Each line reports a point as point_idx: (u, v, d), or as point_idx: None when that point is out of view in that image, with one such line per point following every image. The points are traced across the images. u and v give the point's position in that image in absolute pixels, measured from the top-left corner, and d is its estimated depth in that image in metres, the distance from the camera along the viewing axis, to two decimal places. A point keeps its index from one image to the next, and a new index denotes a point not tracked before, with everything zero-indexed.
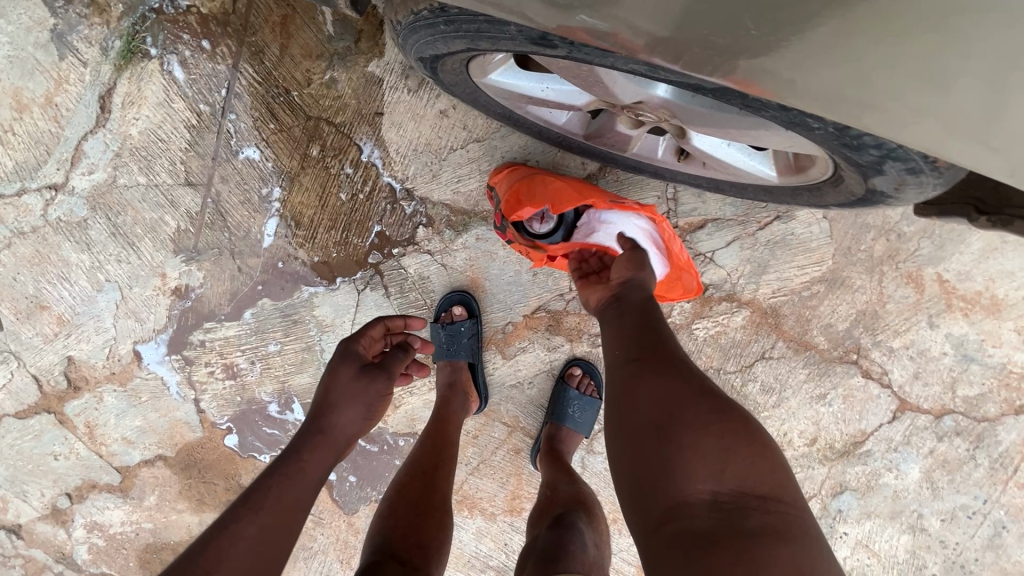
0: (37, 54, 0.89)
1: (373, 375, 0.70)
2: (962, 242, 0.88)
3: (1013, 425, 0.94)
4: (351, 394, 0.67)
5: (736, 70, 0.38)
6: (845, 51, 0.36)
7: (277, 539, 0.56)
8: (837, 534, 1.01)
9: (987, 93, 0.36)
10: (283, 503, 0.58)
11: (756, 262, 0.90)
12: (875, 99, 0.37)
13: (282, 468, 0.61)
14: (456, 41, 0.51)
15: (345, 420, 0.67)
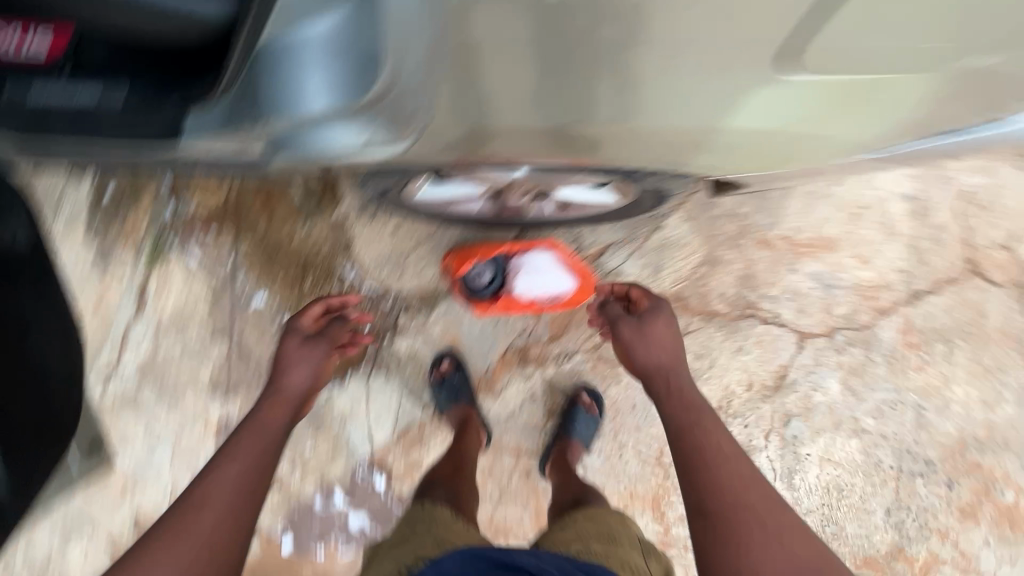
0: (86, 275, 1.18)
1: (315, 344, 0.90)
2: (785, 207, 1.21)
3: (886, 324, 1.22)
4: (298, 358, 0.87)
5: (573, 154, 0.61)
6: (638, 137, 0.58)
7: (254, 470, 0.73)
8: (803, 457, 1.21)
9: (724, 144, 0.61)
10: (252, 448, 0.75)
11: (651, 264, 1.20)
12: (662, 149, 0.61)
13: (248, 423, 0.79)
14: (388, 178, 0.78)
15: (296, 377, 0.86)
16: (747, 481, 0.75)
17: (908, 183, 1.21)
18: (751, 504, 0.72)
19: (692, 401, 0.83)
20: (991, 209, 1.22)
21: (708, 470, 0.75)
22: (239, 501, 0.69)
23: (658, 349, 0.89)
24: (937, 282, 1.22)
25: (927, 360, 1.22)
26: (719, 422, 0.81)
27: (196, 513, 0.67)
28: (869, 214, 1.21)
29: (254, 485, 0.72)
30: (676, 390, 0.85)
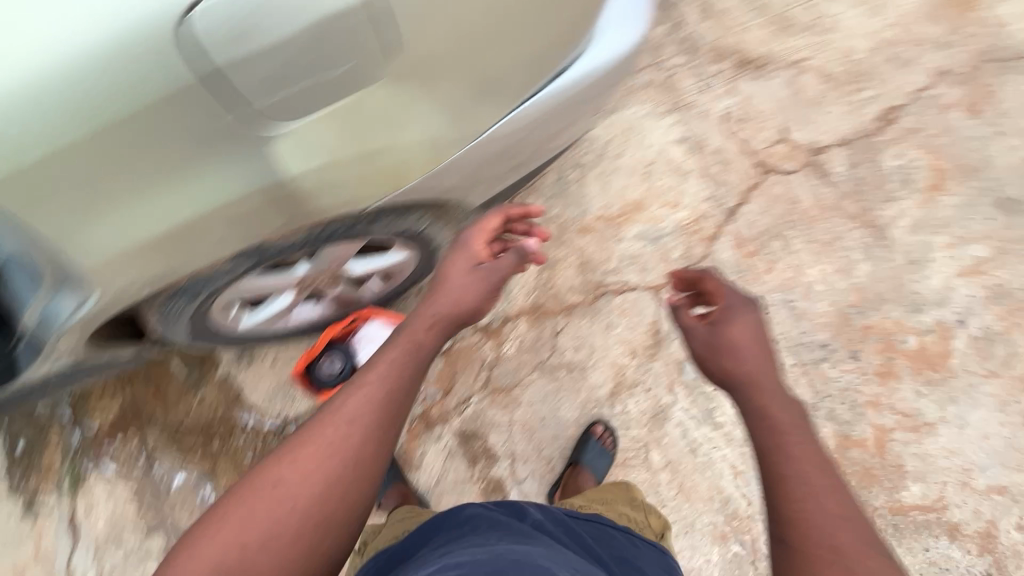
0: (18, 529, 1.25)
1: (483, 271, 0.86)
2: (587, 193, 1.35)
3: (720, 246, 1.32)
4: (465, 282, 0.84)
5: (303, 211, 0.73)
6: (326, 176, 0.71)
7: (398, 402, 0.71)
8: (714, 394, 1.25)
9: (388, 153, 0.72)
10: (398, 369, 0.72)
11: (500, 290, 1.31)
12: (360, 175, 0.73)
13: (401, 335, 0.77)
14: (179, 325, 0.89)
15: (455, 297, 0.82)
16: (838, 521, 0.62)
17: (676, 129, 1.38)
18: (839, 545, 0.60)
19: (773, 421, 0.70)
20: (754, 117, 1.38)
21: (791, 505, 0.63)
22: (370, 431, 0.68)
23: (744, 349, 0.77)
24: (743, 193, 1.34)
25: (772, 259, 1.30)
26: (810, 448, 0.67)
27: (333, 431, 0.67)
28: (657, 167, 1.36)
29: (389, 422, 0.69)
30: (760, 397, 0.73)
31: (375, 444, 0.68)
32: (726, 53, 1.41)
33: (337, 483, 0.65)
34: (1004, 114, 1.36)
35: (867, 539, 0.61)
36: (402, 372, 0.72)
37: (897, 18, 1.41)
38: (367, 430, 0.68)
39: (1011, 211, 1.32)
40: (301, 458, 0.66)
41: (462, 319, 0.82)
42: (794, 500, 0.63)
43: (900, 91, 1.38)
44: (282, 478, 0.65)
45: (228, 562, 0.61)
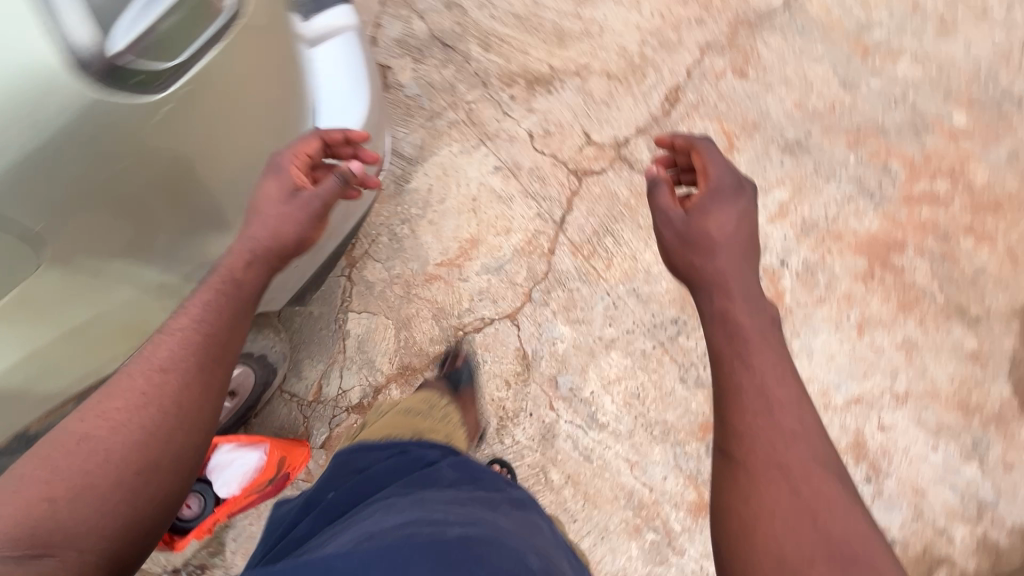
0: None
1: (299, 197, 0.83)
2: (423, 243, 1.37)
3: (560, 257, 1.37)
4: (281, 215, 0.83)
5: (39, 398, 0.80)
6: (42, 366, 0.77)
7: (215, 340, 0.74)
8: (592, 398, 1.29)
9: (95, 325, 0.79)
10: (211, 308, 0.75)
11: (364, 363, 1.30)
12: (84, 350, 0.80)
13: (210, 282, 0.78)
14: None
15: (265, 231, 0.82)
16: (787, 440, 0.70)
17: (489, 160, 1.42)
18: (787, 464, 0.68)
19: (739, 329, 0.78)
20: (557, 130, 1.44)
21: (742, 419, 0.72)
22: (187, 368, 0.71)
23: (719, 230, 0.88)
24: (567, 202, 1.40)
25: (609, 256, 1.37)
26: (777, 367, 0.74)
27: (149, 372, 0.70)
28: (482, 200, 1.40)
29: (208, 359, 0.73)
30: (733, 269, 0.84)
31: (194, 378, 0.71)
32: (516, 77, 1.47)
33: (157, 419, 0.68)
34: (767, 69, 1.50)
35: (813, 456, 0.70)
36: (216, 312, 0.75)
37: (656, 10, 1.53)
38: (185, 368, 0.71)
39: (798, 153, 1.45)
40: (115, 397, 0.68)
41: (280, 255, 0.83)
42: (749, 415, 0.71)
43: (676, 72, 1.49)
44: (94, 420, 0.67)
45: (38, 509, 0.61)
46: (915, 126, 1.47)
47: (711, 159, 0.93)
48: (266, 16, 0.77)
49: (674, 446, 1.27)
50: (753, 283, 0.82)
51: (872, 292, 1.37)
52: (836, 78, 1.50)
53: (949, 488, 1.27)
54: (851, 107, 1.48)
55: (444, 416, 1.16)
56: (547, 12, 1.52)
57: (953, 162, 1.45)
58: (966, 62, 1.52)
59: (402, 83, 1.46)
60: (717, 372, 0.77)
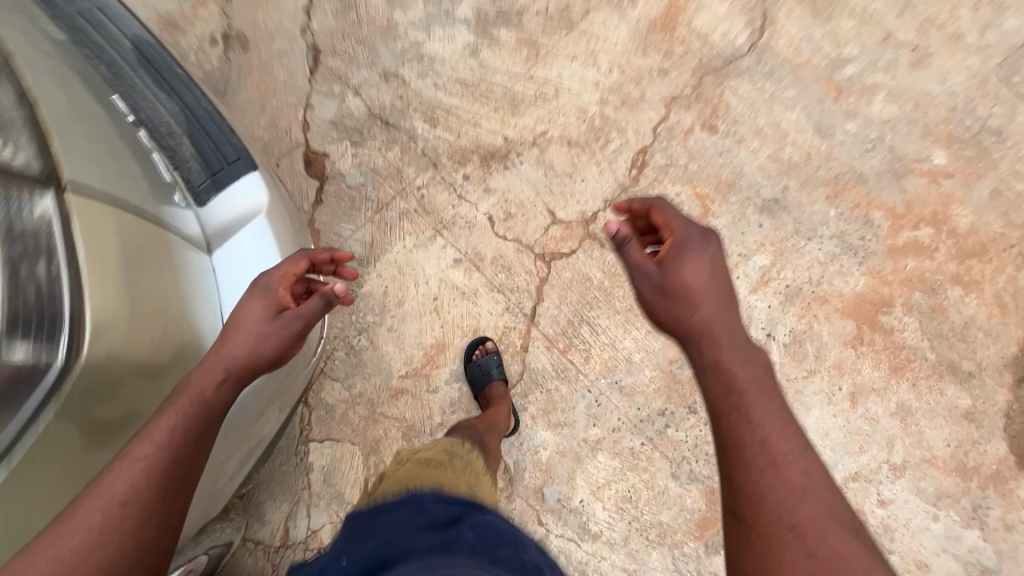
0: None
1: (283, 317, 0.87)
2: (384, 355, 1.25)
3: (534, 354, 1.27)
4: (260, 330, 0.85)
5: None
6: None
7: (185, 466, 0.72)
8: (581, 506, 1.22)
9: None
10: (178, 433, 0.72)
11: (333, 498, 1.18)
12: None
13: (183, 390, 0.77)
14: None
15: (244, 348, 0.83)
16: (796, 496, 0.67)
17: (448, 252, 1.29)
18: (797, 520, 0.65)
19: (736, 380, 0.76)
20: (519, 211, 1.32)
21: (749, 477, 0.69)
22: (150, 502, 0.68)
23: (697, 277, 0.85)
24: (536, 293, 1.29)
25: (586, 348, 1.27)
26: (773, 416, 0.72)
27: (105, 506, 0.65)
28: (444, 298, 1.28)
29: (176, 487, 0.70)
30: (719, 317, 0.82)
31: (161, 508, 0.69)
32: (468, 154, 1.34)
33: (116, 558, 0.64)
34: (737, 121, 1.40)
35: (830, 513, 0.66)
36: (183, 438, 0.73)
37: (614, 63, 1.41)
38: (150, 501, 0.68)
39: (776, 213, 1.36)
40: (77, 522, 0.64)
41: (256, 369, 0.83)
42: (755, 470, 0.68)
43: (641, 132, 1.38)
44: (42, 565, 0.61)
45: None
46: (894, 170, 1.40)
47: (671, 214, 0.92)
48: (112, 306, 0.72)
49: (671, 550, 1.20)
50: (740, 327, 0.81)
51: (862, 358, 1.31)
52: (810, 124, 1.41)
53: (953, 558, 1.24)
54: (827, 156, 1.39)
55: (467, 465, 0.98)
56: (496, 76, 1.38)
57: (936, 207, 1.38)
58: (942, 95, 1.43)
59: (343, 172, 1.32)
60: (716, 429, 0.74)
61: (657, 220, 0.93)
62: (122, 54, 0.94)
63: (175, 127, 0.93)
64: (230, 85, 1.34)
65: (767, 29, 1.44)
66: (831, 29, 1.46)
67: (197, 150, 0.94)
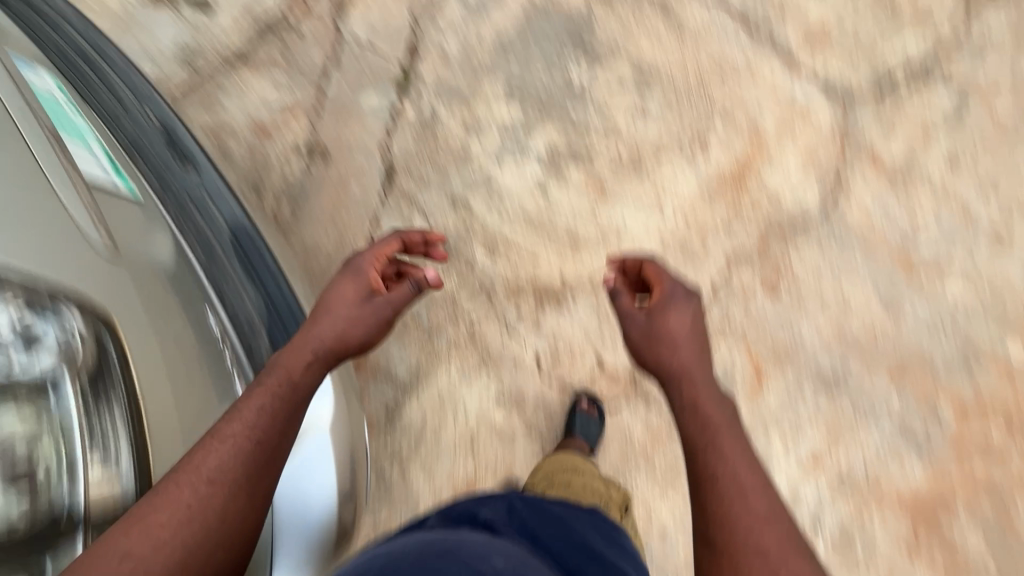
0: None
1: (372, 303, 0.99)
2: (414, 488, 1.24)
3: None
4: (350, 315, 0.97)
5: None
6: None
7: (270, 446, 0.82)
8: None
9: None
10: (264, 415, 0.83)
11: None
12: None
13: (270, 369, 0.88)
14: None
15: (336, 330, 0.95)
16: (761, 524, 0.73)
17: (491, 389, 1.29)
18: (762, 544, 0.72)
19: (711, 420, 0.82)
20: (567, 354, 1.31)
21: (720, 505, 0.75)
22: (236, 479, 0.78)
23: (680, 324, 0.93)
24: None
25: None
26: (741, 451, 0.79)
27: (199, 484, 0.76)
28: (481, 436, 1.27)
29: (260, 466, 0.80)
30: (698, 359, 0.89)
31: (247, 484, 0.79)
32: (523, 289, 1.35)
33: (205, 538, 0.74)
34: (801, 288, 1.37)
35: (788, 537, 0.73)
36: (270, 420, 0.83)
37: (679, 213, 1.41)
38: (235, 479, 0.78)
39: (833, 390, 1.31)
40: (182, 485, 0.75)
41: (344, 350, 0.95)
42: (726, 500, 0.75)
43: (699, 288, 1.37)
44: (160, 519, 0.72)
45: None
46: (965, 359, 1.33)
47: (660, 268, 1.02)
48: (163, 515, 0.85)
49: None
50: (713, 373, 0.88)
51: (915, 563, 1.22)
52: (877, 299, 1.36)
53: None
54: (893, 336, 1.34)
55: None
56: (560, 214, 1.40)
57: (1010, 405, 1.30)
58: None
59: None
60: (690, 463, 0.80)
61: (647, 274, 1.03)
62: (224, 249, 1.06)
63: (255, 321, 1.03)
64: (307, 196, 1.40)
65: (840, 195, 1.42)
66: (907, 200, 1.42)
67: (273, 347, 1.03)
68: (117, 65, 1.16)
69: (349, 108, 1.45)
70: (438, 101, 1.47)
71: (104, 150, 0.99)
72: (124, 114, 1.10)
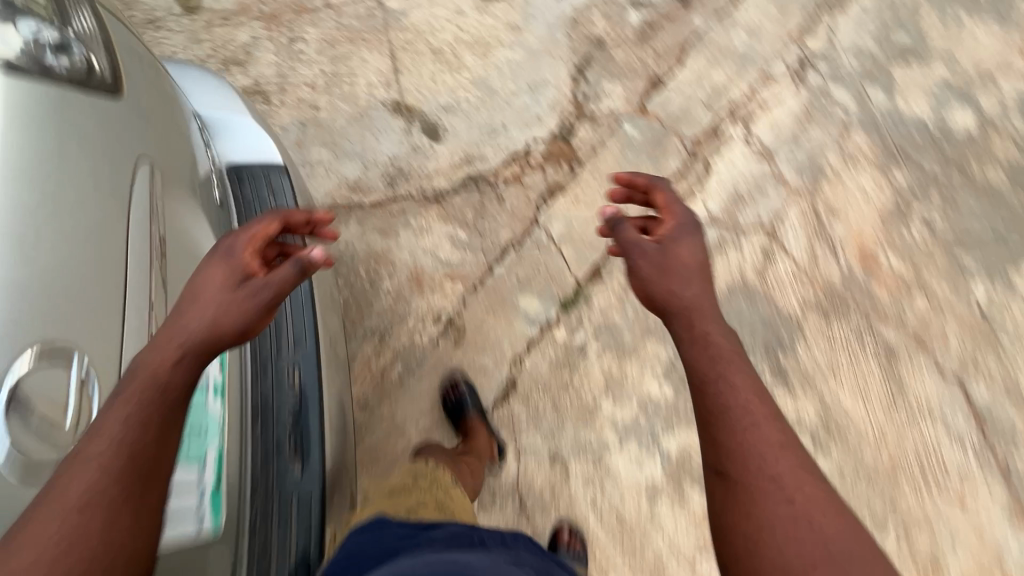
0: None
1: (250, 285, 0.76)
2: None
3: None
4: (216, 302, 0.74)
5: None
6: None
7: (139, 464, 0.63)
8: None
9: None
10: (133, 428, 0.63)
11: None
12: None
13: (127, 379, 0.66)
14: None
15: (202, 322, 0.72)
16: (775, 453, 0.71)
17: None
18: (776, 473, 0.70)
19: (715, 349, 0.78)
20: None
21: (735, 437, 0.71)
22: (108, 506, 0.61)
23: (685, 258, 0.86)
24: None
25: None
26: (752, 384, 0.75)
27: (64, 515, 0.59)
28: None
29: (140, 479, 0.63)
30: (696, 298, 0.83)
31: (131, 500, 0.62)
32: None
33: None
34: None
35: (802, 465, 0.71)
36: (138, 428, 0.64)
37: None
38: (109, 500, 0.61)
39: None
40: (30, 534, 0.58)
41: (214, 348, 0.72)
42: (739, 431, 0.71)
43: None
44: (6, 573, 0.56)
45: None
46: None
47: (667, 192, 0.94)
48: None
49: None
50: (715, 305, 0.83)
51: None
52: None
53: None
54: None
55: (433, 483, 1.07)
56: (658, 537, 1.20)
57: None
58: None
59: None
60: (699, 398, 0.75)
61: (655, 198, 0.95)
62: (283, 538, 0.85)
63: None
64: (421, 365, 1.35)
65: None
66: None
67: None
68: (299, 306, 0.96)
69: (504, 301, 1.38)
70: (594, 339, 1.34)
71: (215, 446, 0.77)
72: (272, 356, 0.90)
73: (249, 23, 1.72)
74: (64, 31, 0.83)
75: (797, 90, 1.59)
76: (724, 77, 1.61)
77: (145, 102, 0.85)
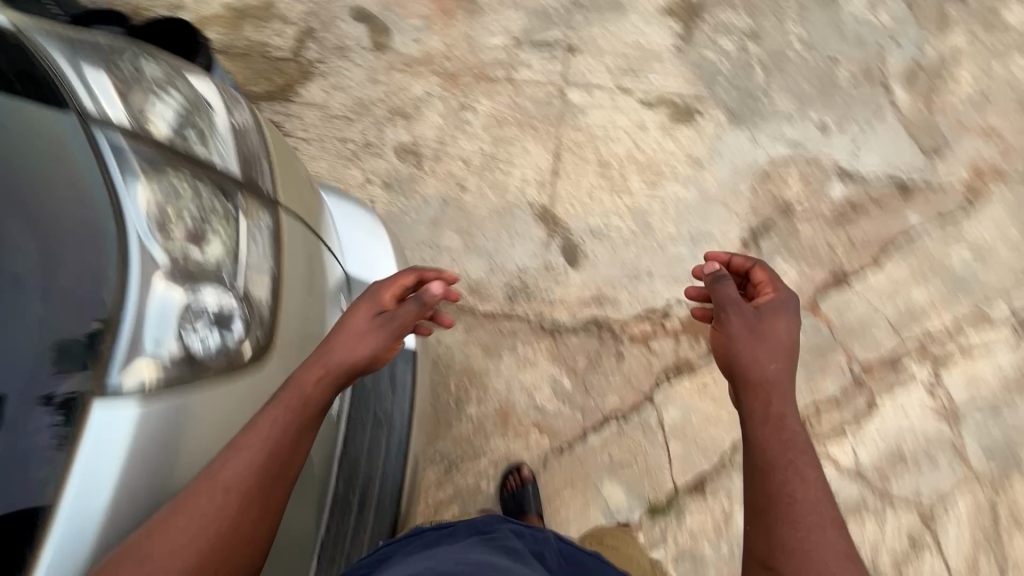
0: None
1: (384, 321, 0.80)
2: None
3: None
4: (359, 334, 0.78)
5: None
6: None
7: (281, 455, 0.67)
8: None
9: None
10: (280, 429, 0.67)
11: None
12: None
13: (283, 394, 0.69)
14: None
15: (345, 354, 0.75)
16: (820, 528, 0.67)
17: None
18: (818, 556, 0.65)
19: (783, 429, 0.73)
20: None
21: (778, 507, 0.69)
22: (255, 492, 0.64)
23: (776, 340, 0.80)
24: None
25: None
26: (819, 475, 0.70)
27: (213, 494, 0.61)
28: None
29: (281, 471, 0.67)
30: (776, 376, 0.77)
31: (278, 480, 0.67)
32: None
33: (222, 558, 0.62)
34: None
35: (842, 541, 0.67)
36: (285, 433, 0.67)
37: None
38: (252, 488, 0.64)
39: None
40: (185, 512, 0.59)
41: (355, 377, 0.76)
42: (787, 507, 0.68)
43: None
44: (149, 562, 0.56)
45: None
46: None
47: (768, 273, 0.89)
48: None
49: None
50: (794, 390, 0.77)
51: None
52: None
53: None
54: None
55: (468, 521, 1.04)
56: None
57: None
58: None
59: None
60: (758, 484, 0.71)
61: (753, 274, 0.90)
62: None
63: None
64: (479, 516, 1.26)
65: None
66: None
67: None
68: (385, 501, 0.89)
69: (586, 479, 1.26)
70: (672, 564, 1.19)
71: None
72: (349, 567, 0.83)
73: (427, 77, 1.67)
74: (238, 292, 0.72)
75: (1012, 347, 1.31)
76: (924, 299, 1.36)
77: (289, 339, 0.77)
